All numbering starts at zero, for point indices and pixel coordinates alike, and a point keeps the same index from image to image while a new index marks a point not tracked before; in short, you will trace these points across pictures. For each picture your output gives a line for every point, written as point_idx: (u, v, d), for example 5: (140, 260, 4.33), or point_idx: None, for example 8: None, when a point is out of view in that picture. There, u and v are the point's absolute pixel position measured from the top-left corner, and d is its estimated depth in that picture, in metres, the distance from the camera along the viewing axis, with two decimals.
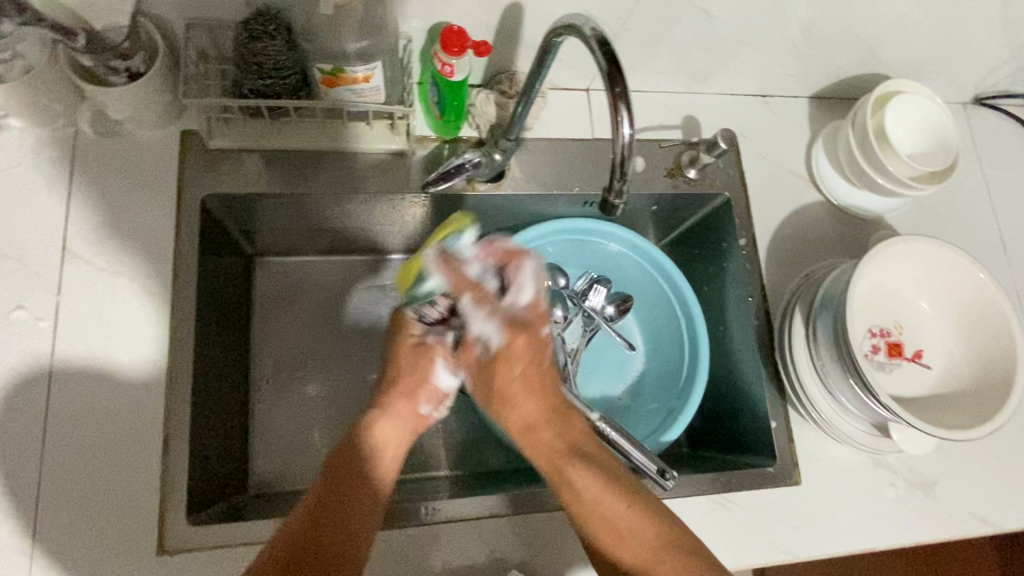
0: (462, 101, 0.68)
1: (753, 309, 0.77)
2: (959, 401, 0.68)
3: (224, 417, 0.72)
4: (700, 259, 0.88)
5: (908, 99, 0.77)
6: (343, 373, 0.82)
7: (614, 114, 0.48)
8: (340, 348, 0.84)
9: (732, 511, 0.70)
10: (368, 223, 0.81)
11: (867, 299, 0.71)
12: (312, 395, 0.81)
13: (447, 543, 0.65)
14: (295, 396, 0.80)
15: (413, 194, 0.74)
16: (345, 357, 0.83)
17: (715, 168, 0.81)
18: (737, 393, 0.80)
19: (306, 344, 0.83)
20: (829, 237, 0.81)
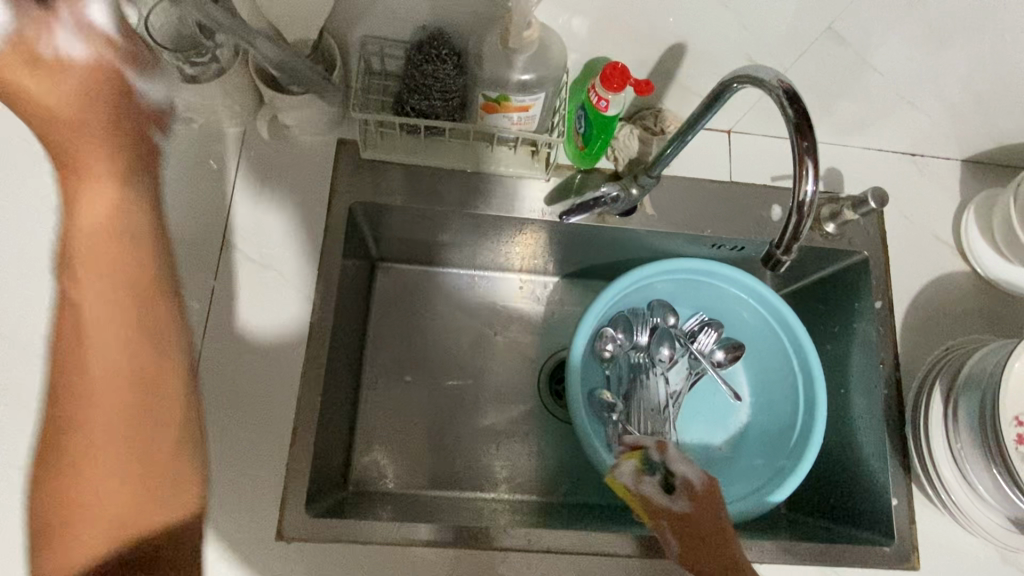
0: (610, 135, 0.68)
1: (883, 377, 0.74)
2: None
3: (339, 413, 0.76)
4: (824, 315, 0.84)
5: None
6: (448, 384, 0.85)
7: (796, 167, 0.46)
8: (447, 359, 0.86)
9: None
10: (491, 241, 0.83)
11: (1020, 385, 0.65)
12: (416, 401, 0.84)
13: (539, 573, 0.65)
14: (400, 399, 0.84)
15: (543, 219, 0.75)
16: (450, 368, 0.86)
17: (855, 225, 0.78)
18: (854, 461, 0.76)
19: (416, 351, 0.86)
20: (974, 311, 0.77)
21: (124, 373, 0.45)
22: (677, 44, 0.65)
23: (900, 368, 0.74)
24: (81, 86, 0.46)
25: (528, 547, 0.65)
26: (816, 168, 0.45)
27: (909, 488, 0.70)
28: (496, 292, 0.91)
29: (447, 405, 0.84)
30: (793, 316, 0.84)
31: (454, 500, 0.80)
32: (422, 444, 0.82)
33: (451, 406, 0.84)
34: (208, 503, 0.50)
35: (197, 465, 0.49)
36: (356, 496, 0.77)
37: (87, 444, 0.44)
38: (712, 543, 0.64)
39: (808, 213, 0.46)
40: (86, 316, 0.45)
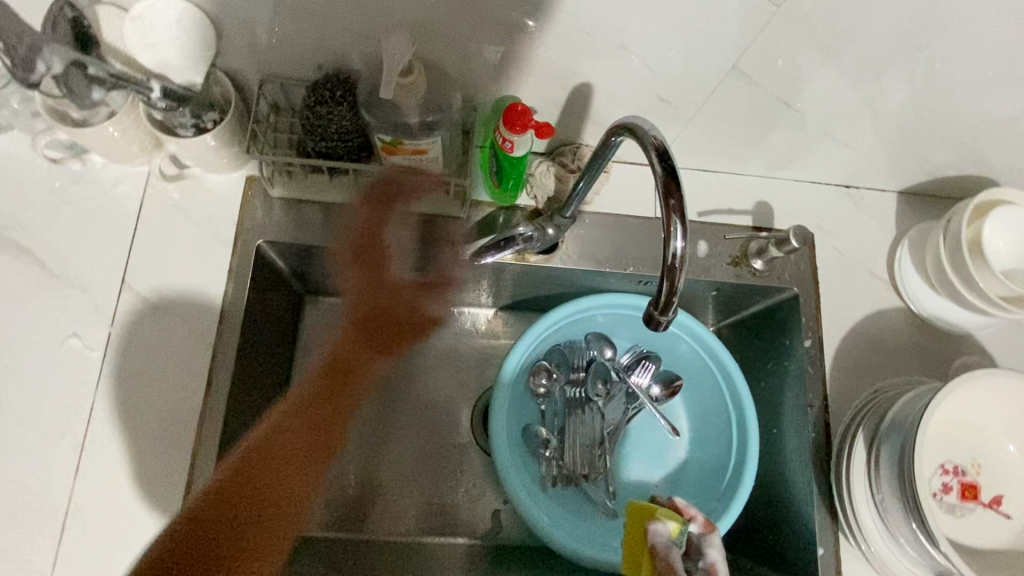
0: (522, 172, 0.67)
1: (811, 420, 0.71)
2: None
3: None
4: (758, 351, 0.82)
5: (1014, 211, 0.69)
6: (390, 422, 0.85)
7: (665, 224, 0.44)
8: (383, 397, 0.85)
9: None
10: None
11: (940, 433, 0.64)
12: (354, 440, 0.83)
13: None
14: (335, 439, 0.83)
15: (461, 257, 0.73)
16: (390, 407, 0.86)
17: (785, 261, 0.76)
18: (784, 506, 0.74)
19: None
20: (907, 350, 0.74)
21: (310, 419, 0.59)
22: (585, 84, 0.63)
23: (829, 411, 0.72)
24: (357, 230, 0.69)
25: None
26: (686, 226, 0.44)
27: (835, 537, 0.68)
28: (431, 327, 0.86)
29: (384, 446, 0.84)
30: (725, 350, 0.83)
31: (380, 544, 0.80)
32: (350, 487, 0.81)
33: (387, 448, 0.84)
34: (245, 543, 0.51)
35: (286, 492, 0.55)
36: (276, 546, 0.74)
37: (256, 454, 0.56)
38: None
39: (683, 272, 0.45)
40: (292, 431, 0.58)
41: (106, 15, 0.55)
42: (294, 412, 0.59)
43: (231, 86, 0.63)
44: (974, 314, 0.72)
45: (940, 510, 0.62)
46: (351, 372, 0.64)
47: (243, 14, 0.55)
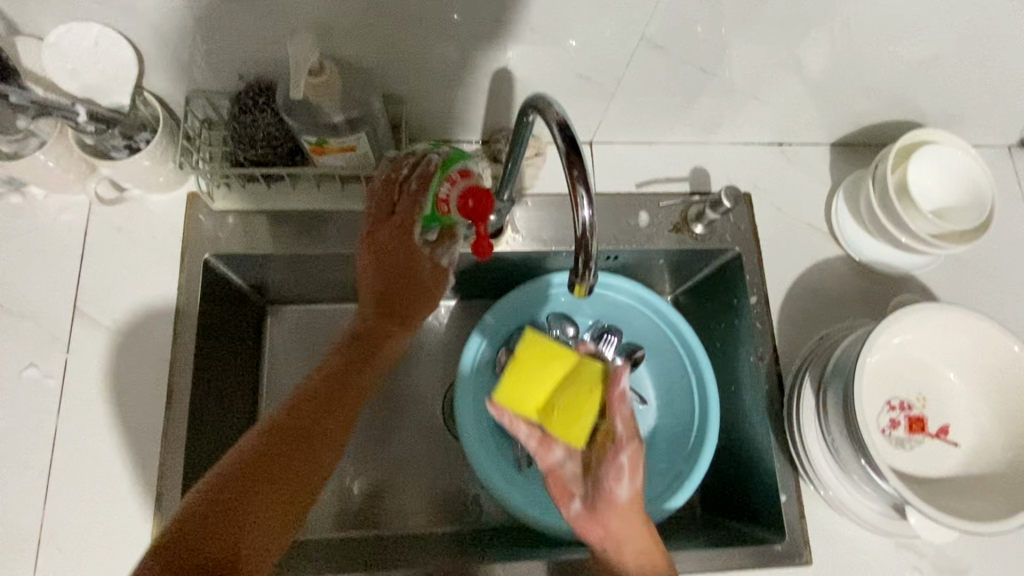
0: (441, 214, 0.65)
1: (764, 373, 0.73)
2: (987, 486, 0.62)
3: None
4: (711, 313, 0.84)
5: (933, 151, 0.71)
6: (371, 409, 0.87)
7: (572, 195, 0.46)
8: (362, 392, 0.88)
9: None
10: None
11: (884, 371, 0.66)
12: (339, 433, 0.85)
13: None
14: None
15: None
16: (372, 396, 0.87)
17: (725, 222, 0.78)
18: (748, 460, 0.76)
19: None
20: (852, 297, 0.77)
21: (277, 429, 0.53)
22: (505, 70, 0.65)
23: (780, 363, 0.73)
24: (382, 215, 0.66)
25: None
26: (591, 194, 0.45)
27: (797, 483, 0.70)
28: None
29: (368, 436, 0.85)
30: (678, 317, 0.84)
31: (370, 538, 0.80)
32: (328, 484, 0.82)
33: (369, 439, 0.85)
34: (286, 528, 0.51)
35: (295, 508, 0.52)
36: None
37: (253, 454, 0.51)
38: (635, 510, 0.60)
39: (595, 238, 0.47)
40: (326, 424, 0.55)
41: (25, 45, 0.56)
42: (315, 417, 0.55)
43: (160, 108, 0.64)
44: (911, 255, 0.74)
45: (889, 446, 0.64)
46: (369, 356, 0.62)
47: (158, 33, 0.56)
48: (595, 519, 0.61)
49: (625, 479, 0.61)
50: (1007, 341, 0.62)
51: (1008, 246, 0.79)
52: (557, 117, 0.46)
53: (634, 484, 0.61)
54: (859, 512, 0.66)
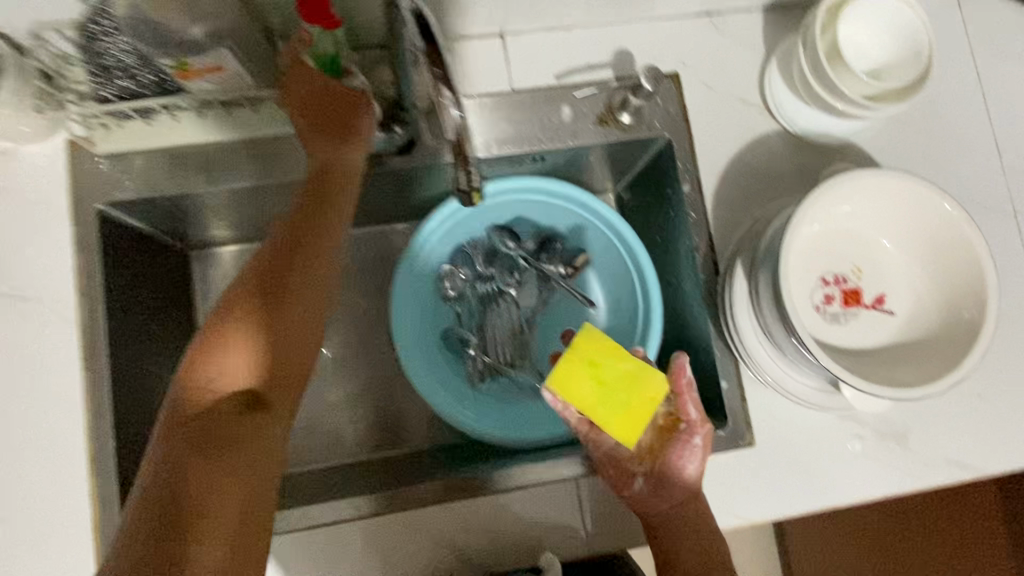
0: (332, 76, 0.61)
1: (701, 263, 0.71)
2: (922, 351, 0.61)
3: None
4: (651, 207, 0.81)
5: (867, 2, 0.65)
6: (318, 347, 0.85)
7: None
8: None
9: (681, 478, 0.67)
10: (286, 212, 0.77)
11: (816, 247, 0.64)
12: None
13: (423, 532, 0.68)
14: None
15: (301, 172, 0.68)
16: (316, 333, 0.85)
17: (652, 107, 0.73)
18: (693, 352, 0.75)
19: None
20: (790, 173, 0.73)
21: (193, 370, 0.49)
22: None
23: (717, 251, 0.71)
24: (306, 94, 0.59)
25: (419, 499, 0.68)
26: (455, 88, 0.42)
27: (738, 370, 0.69)
28: None
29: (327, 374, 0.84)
30: (614, 215, 0.81)
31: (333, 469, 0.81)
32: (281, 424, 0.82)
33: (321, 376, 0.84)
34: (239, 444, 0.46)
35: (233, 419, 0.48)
36: None
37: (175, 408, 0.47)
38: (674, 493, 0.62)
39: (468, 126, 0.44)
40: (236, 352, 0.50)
41: None
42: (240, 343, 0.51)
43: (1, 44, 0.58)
44: (849, 121, 0.70)
45: (823, 323, 0.63)
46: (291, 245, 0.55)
47: None
48: (662, 491, 0.62)
49: (693, 461, 0.62)
50: (941, 201, 0.60)
51: (952, 101, 0.75)
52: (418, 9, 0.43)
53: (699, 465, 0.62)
54: (794, 390, 0.66)
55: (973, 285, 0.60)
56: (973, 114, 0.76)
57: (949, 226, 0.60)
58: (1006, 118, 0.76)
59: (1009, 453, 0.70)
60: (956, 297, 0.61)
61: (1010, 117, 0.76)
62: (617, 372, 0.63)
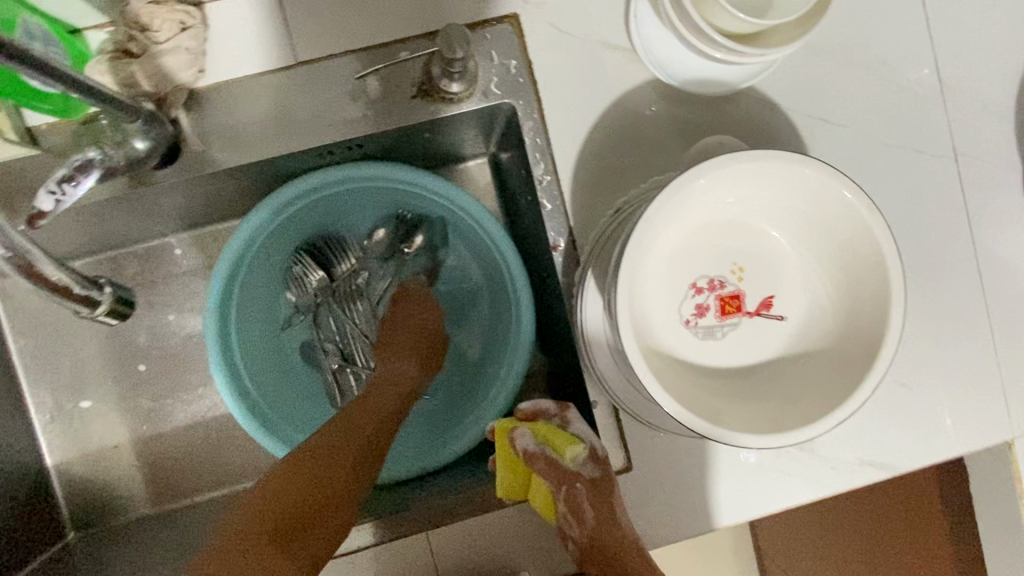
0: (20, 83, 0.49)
1: (561, 263, 0.58)
2: (817, 368, 0.50)
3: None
4: (517, 181, 0.67)
5: None
6: (164, 373, 0.76)
7: None
8: (147, 353, 0.76)
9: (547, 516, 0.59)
10: (75, 236, 0.66)
11: (685, 247, 0.51)
12: (127, 406, 0.76)
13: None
14: (125, 411, 0.76)
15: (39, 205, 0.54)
16: (162, 358, 0.76)
17: (487, 65, 0.56)
18: (569, 357, 0.64)
19: (105, 363, 0.76)
20: (666, 136, 0.58)
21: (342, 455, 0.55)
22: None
23: (579, 245, 0.58)
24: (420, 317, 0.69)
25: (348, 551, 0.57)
26: None
27: None
28: (161, 264, 0.75)
29: (180, 401, 0.76)
30: (457, 189, 0.67)
31: (205, 501, 0.75)
32: (140, 459, 0.76)
33: (176, 404, 0.76)
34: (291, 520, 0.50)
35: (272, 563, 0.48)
36: (90, 536, 0.74)
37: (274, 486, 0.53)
38: (618, 523, 0.54)
39: None
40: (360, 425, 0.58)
41: None
42: (360, 436, 0.57)
43: None
44: (710, 67, 0.53)
45: (695, 342, 0.51)
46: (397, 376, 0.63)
47: None
48: (596, 561, 0.54)
49: (596, 511, 0.55)
50: (839, 187, 0.46)
51: (873, 15, 0.59)
52: (33, 71, 0.38)
53: (611, 506, 0.55)
54: (648, 416, 0.57)
55: (876, 287, 0.47)
56: (900, 27, 0.59)
57: (845, 212, 0.47)
58: (942, 28, 0.59)
59: (927, 441, 0.61)
60: (856, 299, 0.49)
61: (948, 27, 0.59)
62: (507, 462, 0.58)
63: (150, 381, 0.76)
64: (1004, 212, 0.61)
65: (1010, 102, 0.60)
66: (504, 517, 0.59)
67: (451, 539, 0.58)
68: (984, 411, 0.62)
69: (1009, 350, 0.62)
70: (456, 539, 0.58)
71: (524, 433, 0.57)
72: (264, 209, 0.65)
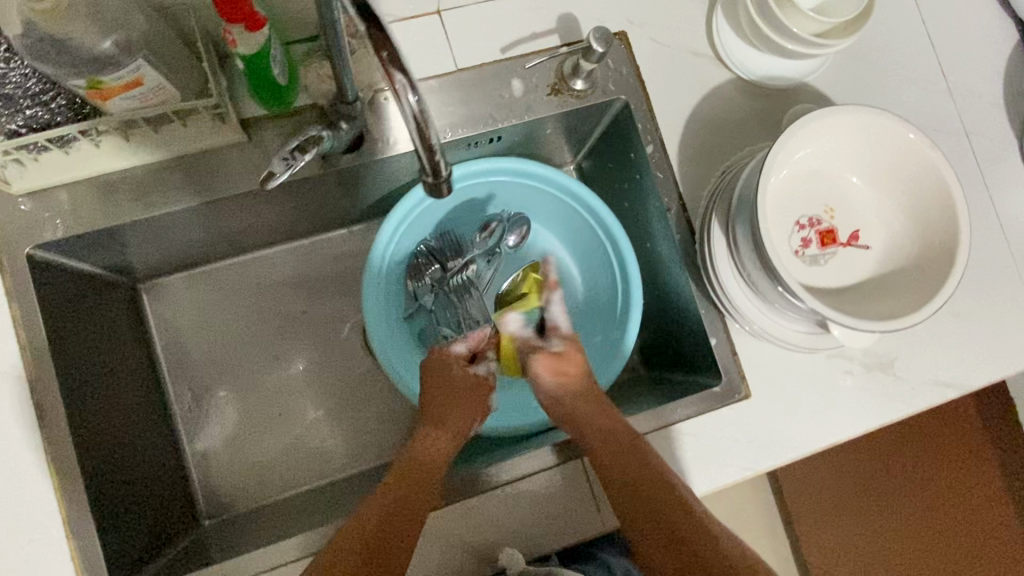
0: (267, 82, 0.59)
1: (674, 223, 0.70)
2: (903, 280, 0.62)
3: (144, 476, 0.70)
4: (616, 174, 0.80)
5: None
6: (293, 364, 0.84)
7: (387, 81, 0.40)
8: (279, 346, 0.84)
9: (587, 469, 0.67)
10: (240, 227, 0.76)
11: (787, 193, 0.64)
12: (257, 396, 0.82)
13: (514, 500, 0.65)
14: (255, 402, 0.82)
15: (248, 183, 0.64)
16: (291, 351, 0.84)
17: (604, 71, 0.71)
18: (677, 313, 0.75)
19: (236, 357, 0.83)
20: (749, 120, 0.72)
21: (415, 479, 0.61)
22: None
23: (688, 209, 0.70)
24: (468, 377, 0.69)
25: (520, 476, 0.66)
26: (407, 75, 0.40)
27: (724, 324, 0.69)
28: (293, 266, 0.86)
29: (309, 389, 0.83)
30: (567, 180, 0.80)
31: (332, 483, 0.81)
32: (269, 447, 0.81)
33: (305, 393, 0.83)
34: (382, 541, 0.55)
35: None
36: (222, 523, 0.77)
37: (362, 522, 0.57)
38: (586, 401, 0.64)
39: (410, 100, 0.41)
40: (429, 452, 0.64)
41: None
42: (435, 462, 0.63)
43: None
44: (763, 55, 0.69)
45: (804, 269, 0.63)
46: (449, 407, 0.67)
47: None
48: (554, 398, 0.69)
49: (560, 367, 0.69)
50: (904, 131, 0.60)
51: (891, 28, 0.76)
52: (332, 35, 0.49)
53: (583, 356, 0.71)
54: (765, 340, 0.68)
55: (942, 210, 0.60)
56: (913, 39, 0.76)
57: (912, 153, 0.61)
58: (942, 40, 0.77)
59: (985, 363, 0.72)
60: (927, 223, 0.62)
61: (946, 39, 0.77)
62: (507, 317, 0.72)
63: (279, 372, 0.84)
64: (1010, 176, 0.77)
65: (999, 92, 0.78)
66: (544, 482, 0.66)
67: (492, 502, 0.65)
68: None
69: None
70: (498, 504, 0.65)
71: (512, 320, 0.69)
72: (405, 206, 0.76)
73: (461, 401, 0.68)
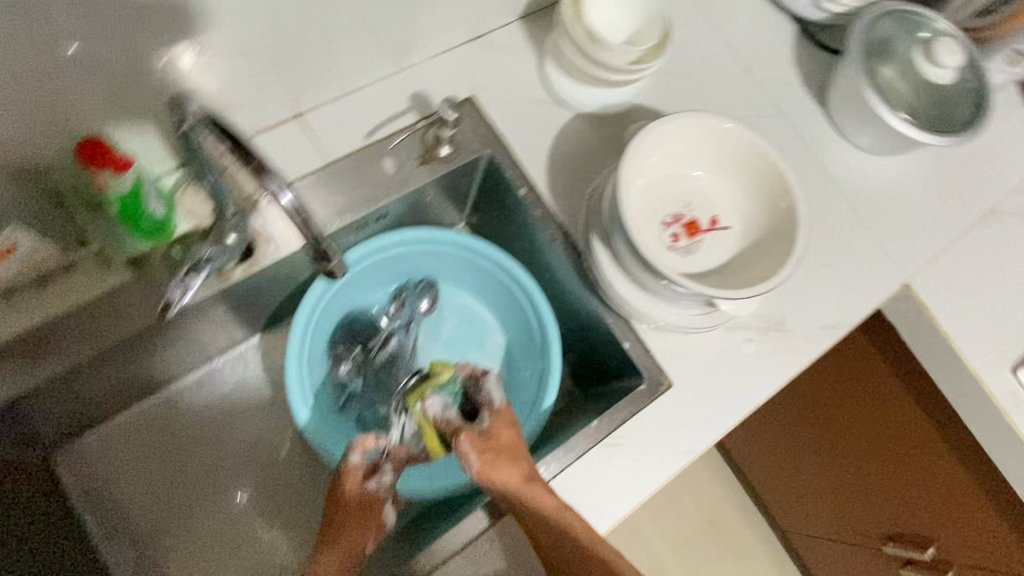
0: (139, 215, 0.60)
1: (562, 251, 0.77)
2: (764, 246, 0.70)
3: None
4: (500, 222, 0.86)
5: None
6: (235, 487, 0.82)
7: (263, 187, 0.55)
8: (218, 473, 0.82)
9: (521, 530, 0.68)
10: (151, 364, 0.76)
11: (647, 199, 0.72)
12: (205, 532, 0.79)
13: (485, 553, 0.67)
14: (206, 538, 0.79)
15: (148, 317, 0.64)
16: (232, 474, 0.82)
17: (464, 133, 0.77)
18: (590, 329, 0.81)
19: (175, 497, 0.80)
20: (601, 146, 0.81)
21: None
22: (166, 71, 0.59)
23: (570, 234, 0.77)
24: (363, 497, 0.66)
25: (484, 527, 0.68)
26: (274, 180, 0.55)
27: (632, 327, 0.76)
28: (214, 387, 0.84)
29: (260, 507, 0.81)
30: (459, 236, 0.85)
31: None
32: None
33: (256, 513, 0.81)
34: None
35: None
36: None
37: None
38: (515, 461, 0.64)
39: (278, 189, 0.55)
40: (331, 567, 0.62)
41: None
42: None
43: None
44: (595, 90, 0.79)
45: (682, 260, 0.70)
46: (346, 525, 0.64)
47: None
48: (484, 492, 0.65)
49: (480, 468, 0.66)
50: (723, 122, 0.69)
51: (694, 45, 0.88)
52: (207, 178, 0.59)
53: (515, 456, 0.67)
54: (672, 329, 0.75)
55: (774, 180, 0.70)
56: (715, 47, 0.89)
57: (737, 140, 0.71)
58: (738, 43, 0.90)
59: (856, 299, 0.82)
60: (767, 194, 0.71)
61: (741, 41, 0.90)
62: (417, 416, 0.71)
63: (224, 499, 0.81)
64: (825, 141, 0.89)
65: (795, 74, 0.91)
66: (510, 525, 0.68)
67: (466, 560, 0.66)
68: (879, 271, 0.85)
69: (875, 225, 0.87)
70: (472, 560, 0.66)
71: (433, 402, 0.70)
72: (308, 305, 0.76)
73: (358, 519, 0.65)
